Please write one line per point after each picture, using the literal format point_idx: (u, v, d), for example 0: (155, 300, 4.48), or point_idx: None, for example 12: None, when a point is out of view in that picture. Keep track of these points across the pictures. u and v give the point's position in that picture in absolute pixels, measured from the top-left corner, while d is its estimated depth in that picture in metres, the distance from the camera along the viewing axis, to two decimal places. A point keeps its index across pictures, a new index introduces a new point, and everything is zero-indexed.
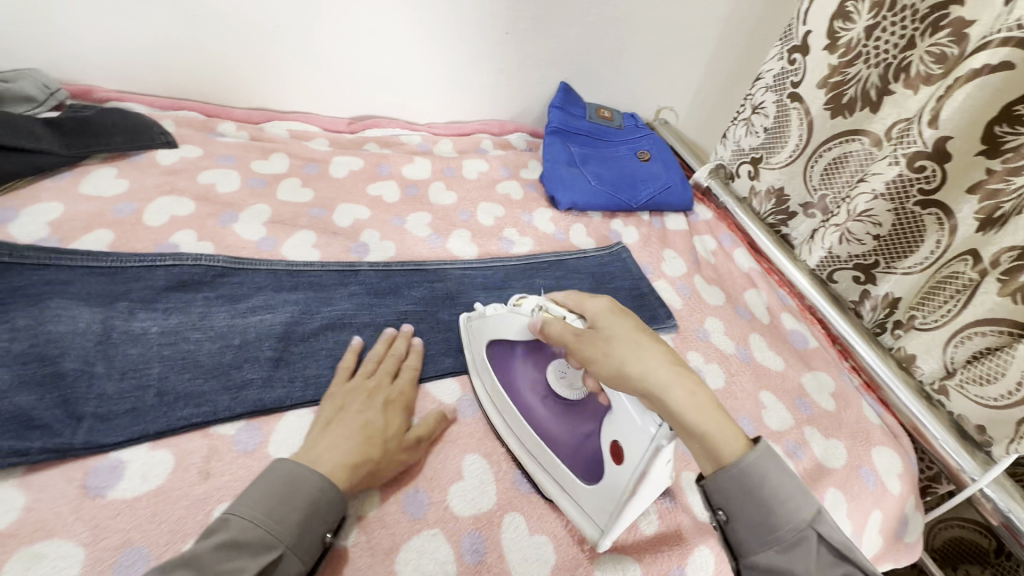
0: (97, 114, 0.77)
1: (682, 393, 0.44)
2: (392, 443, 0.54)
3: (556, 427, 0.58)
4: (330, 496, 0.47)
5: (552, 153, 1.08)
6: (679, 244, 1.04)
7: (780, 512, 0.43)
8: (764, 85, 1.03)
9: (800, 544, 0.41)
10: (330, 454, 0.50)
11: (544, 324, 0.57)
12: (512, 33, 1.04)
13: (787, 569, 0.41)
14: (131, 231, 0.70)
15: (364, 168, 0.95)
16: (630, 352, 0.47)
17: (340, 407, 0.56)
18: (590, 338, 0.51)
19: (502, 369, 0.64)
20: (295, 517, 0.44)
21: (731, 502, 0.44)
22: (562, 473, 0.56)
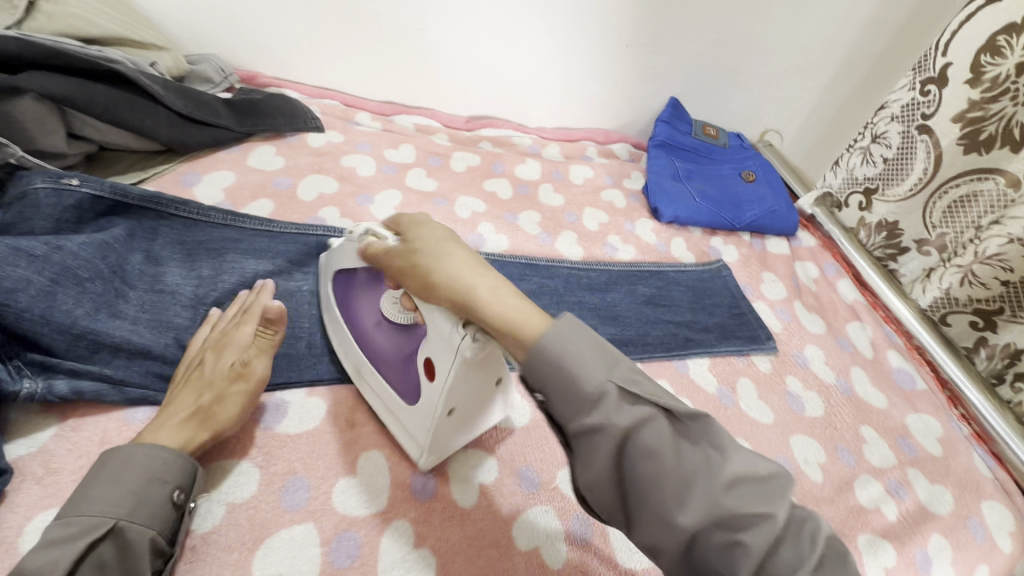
0: (266, 98, 0.87)
1: (490, 287, 0.45)
2: (218, 382, 0.52)
3: (385, 346, 0.57)
4: (161, 457, 0.46)
5: (656, 166, 1.10)
6: (780, 268, 1.02)
7: (582, 372, 0.40)
8: (889, 114, 1.00)
9: (607, 396, 0.40)
10: (155, 424, 0.49)
11: (367, 247, 0.54)
12: (631, 46, 1.07)
13: (598, 421, 0.39)
14: (287, 203, 0.80)
15: (481, 165, 1.01)
16: (434, 250, 0.48)
17: (177, 379, 0.54)
18: (407, 250, 0.50)
19: (346, 306, 0.61)
20: (123, 491, 0.44)
21: (543, 377, 0.41)
22: (394, 400, 0.56)
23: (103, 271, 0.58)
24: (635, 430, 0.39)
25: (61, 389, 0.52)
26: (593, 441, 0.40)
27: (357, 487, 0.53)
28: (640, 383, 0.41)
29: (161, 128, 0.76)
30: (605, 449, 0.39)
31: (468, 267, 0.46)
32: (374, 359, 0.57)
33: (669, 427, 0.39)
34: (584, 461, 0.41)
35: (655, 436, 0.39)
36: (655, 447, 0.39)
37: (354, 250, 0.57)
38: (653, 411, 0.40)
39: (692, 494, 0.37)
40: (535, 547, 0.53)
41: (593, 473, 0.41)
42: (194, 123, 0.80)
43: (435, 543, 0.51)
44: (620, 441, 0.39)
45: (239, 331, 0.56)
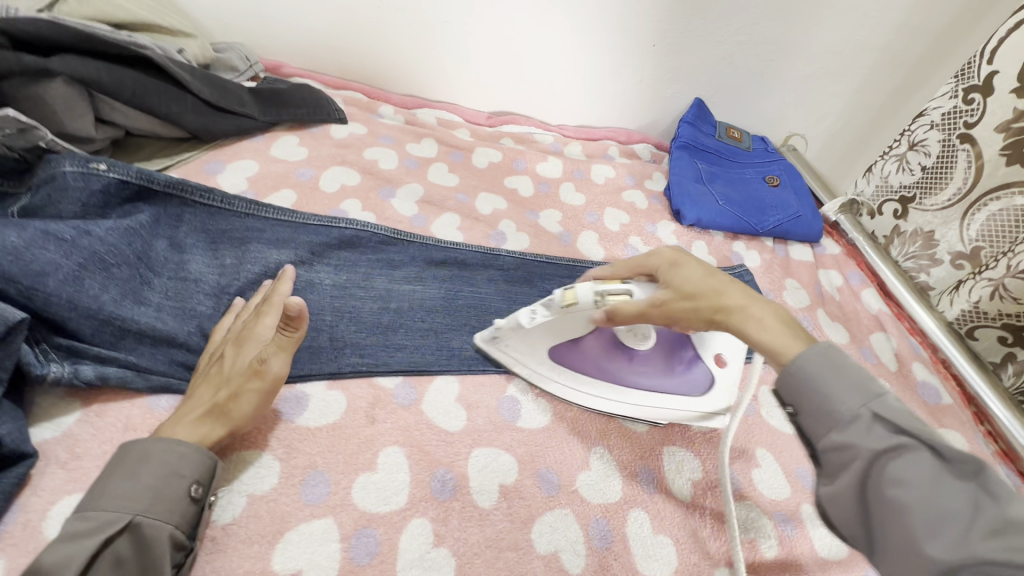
0: (291, 88, 0.87)
1: (766, 306, 0.51)
2: (234, 380, 0.51)
3: (635, 366, 0.63)
4: (178, 451, 0.46)
5: (680, 167, 1.09)
6: (804, 275, 1.01)
7: (840, 394, 0.44)
8: (927, 122, 0.98)
9: (862, 419, 0.43)
10: (175, 418, 0.49)
11: (614, 309, 0.56)
12: (658, 45, 1.06)
13: (844, 440, 0.43)
14: (310, 194, 0.79)
15: (502, 162, 1.00)
16: (700, 280, 0.54)
17: (199, 371, 0.54)
18: (682, 281, 0.55)
19: (572, 355, 0.63)
20: (142, 486, 0.44)
21: (798, 393, 0.46)
22: (677, 412, 0.64)
23: (129, 258, 0.58)
24: (890, 455, 0.41)
25: (86, 373, 0.51)
26: (843, 463, 0.43)
27: (377, 484, 0.52)
28: (908, 417, 0.42)
29: (187, 115, 0.76)
30: (855, 474, 0.43)
31: (750, 289, 0.53)
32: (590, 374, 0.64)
33: (931, 462, 0.40)
34: (833, 476, 0.44)
35: (911, 465, 0.40)
36: (906, 476, 0.40)
37: (573, 316, 0.59)
38: (913, 442, 0.41)
39: (947, 529, 0.37)
40: (555, 551, 0.52)
41: (836, 487, 0.44)
42: (219, 112, 0.79)
43: (455, 543, 0.50)
44: (873, 462, 0.42)
45: (262, 323, 0.55)
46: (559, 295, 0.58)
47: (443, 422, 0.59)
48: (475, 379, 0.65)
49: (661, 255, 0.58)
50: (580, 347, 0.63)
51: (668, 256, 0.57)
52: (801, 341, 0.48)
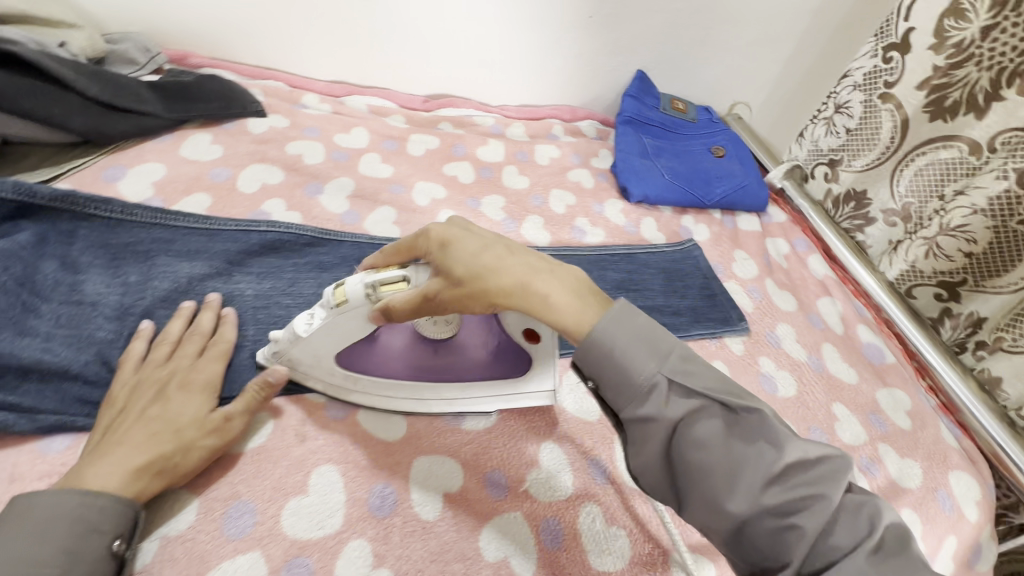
0: (198, 80, 0.79)
1: (541, 275, 0.47)
2: (187, 431, 0.47)
3: (453, 350, 0.58)
4: (95, 508, 0.42)
5: (624, 143, 1.07)
6: (751, 245, 1.01)
7: (633, 368, 0.44)
8: (852, 83, 0.98)
9: (658, 386, 0.44)
10: (104, 465, 0.44)
11: (390, 302, 0.49)
12: (594, 17, 1.02)
13: (647, 411, 0.44)
14: (226, 197, 0.73)
15: (440, 148, 0.95)
16: (472, 258, 0.46)
17: (122, 408, 0.49)
18: (451, 265, 0.46)
19: (368, 355, 0.57)
20: (55, 546, 0.39)
21: (597, 369, 0.46)
22: (496, 385, 0.58)
23: (7, 285, 0.54)
24: (688, 419, 0.43)
25: None
26: (649, 433, 0.45)
27: (311, 507, 0.49)
28: (688, 373, 0.45)
29: (73, 116, 0.68)
30: (659, 440, 0.44)
31: (521, 257, 0.48)
32: (437, 378, 0.58)
33: (720, 418, 0.43)
34: (640, 446, 0.45)
35: (708, 427, 0.43)
36: (708, 440, 0.42)
37: (351, 315, 0.51)
38: (706, 402, 0.44)
39: (740, 481, 0.41)
40: (504, 557, 0.50)
41: (646, 456, 0.45)
42: (113, 111, 0.72)
43: (397, 561, 0.48)
44: (670, 429, 0.44)
45: (210, 371, 0.53)
46: (332, 294, 0.51)
47: (381, 432, 0.56)
48: None
49: (430, 234, 0.49)
50: (375, 342, 0.57)
51: (433, 237, 0.49)
52: (595, 311, 0.47)
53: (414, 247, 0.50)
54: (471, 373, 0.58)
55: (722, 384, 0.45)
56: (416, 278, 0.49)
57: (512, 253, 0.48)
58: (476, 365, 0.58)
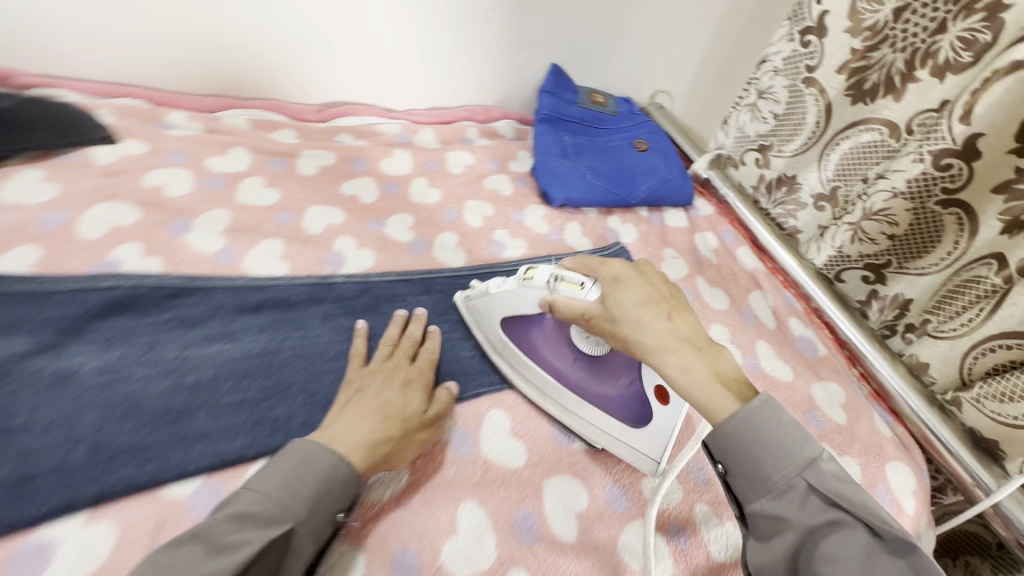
0: (20, 104, 0.66)
1: (681, 351, 0.50)
2: (411, 422, 0.54)
3: (583, 381, 0.62)
4: (344, 474, 0.47)
5: (543, 144, 1.00)
6: (680, 243, 0.97)
7: (777, 463, 0.45)
8: (772, 68, 0.96)
9: (795, 488, 0.44)
10: (347, 434, 0.50)
11: (557, 301, 0.59)
12: (498, 9, 0.94)
13: (778, 511, 0.44)
14: (61, 247, 0.61)
15: (337, 164, 0.85)
16: (632, 306, 0.53)
17: (357, 387, 0.55)
18: (614, 300, 0.54)
19: (523, 335, 0.65)
20: (305, 492, 0.45)
21: (730, 456, 0.47)
22: (617, 427, 0.60)
23: None
24: (825, 531, 0.42)
25: None
26: (775, 530, 0.45)
27: None
28: (838, 488, 0.43)
29: None
30: (786, 543, 0.44)
31: (681, 325, 0.52)
32: (569, 390, 0.62)
33: (865, 539, 0.41)
34: (759, 545, 0.45)
35: (847, 540, 0.41)
36: (839, 554, 0.41)
37: (530, 294, 0.63)
38: (849, 519, 0.42)
39: None
40: None
41: (765, 556, 0.44)
42: None
43: None
44: (803, 535, 0.43)
45: (403, 370, 0.59)
46: (523, 270, 0.64)
47: None
48: None
49: (612, 267, 0.58)
50: (539, 324, 0.65)
51: (612, 272, 0.57)
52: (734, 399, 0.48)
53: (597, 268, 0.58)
54: (594, 394, 0.61)
55: (865, 498, 0.43)
56: (589, 289, 0.57)
57: (674, 313, 0.53)
58: (609, 394, 0.61)
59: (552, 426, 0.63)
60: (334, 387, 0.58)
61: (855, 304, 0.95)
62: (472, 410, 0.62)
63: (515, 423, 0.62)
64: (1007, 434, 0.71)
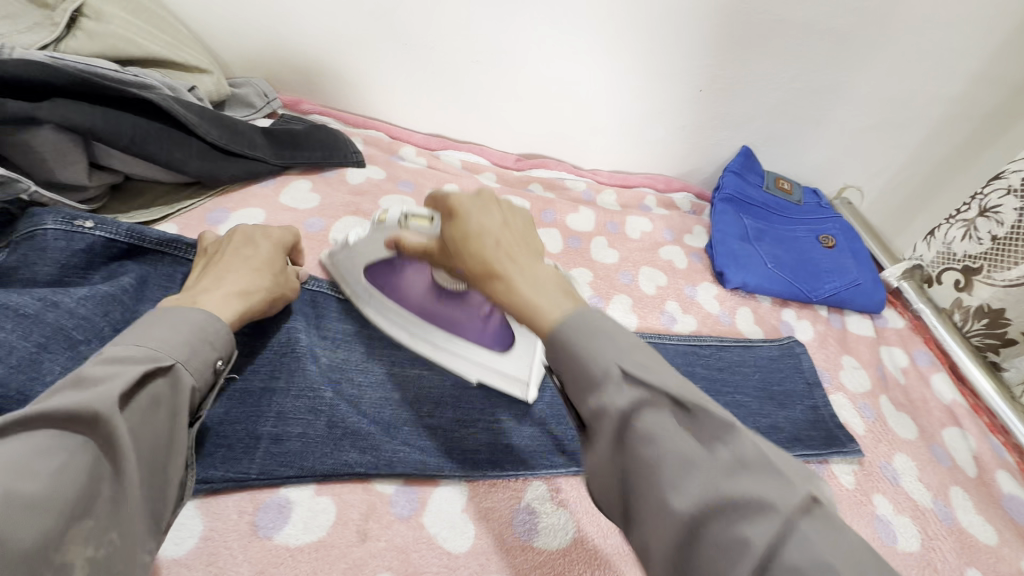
0: (307, 130, 0.81)
1: (550, 292, 0.44)
2: (277, 276, 0.59)
3: (448, 316, 0.63)
4: (216, 327, 0.50)
5: (723, 224, 1.00)
6: (863, 352, 0.89)
7: (593, 351, 0.40)
8: (1003, 187, 0.86)
9: (612, 377, 0.39)
10: (213, 288, 0.54)
11: (404, 235, 0.58)
12: (706, 90, 0.97)
13: (597, 400, 0.39)
14: (317, 249, 0.73)
15: (529, 212, 0.92)
16: (470, 235, 0.49)
17: (217, 263, 0.58)
18: (452, 229, 0.51)
19: (390, 279, 0.64)
20: (179, 339, 0.47)
21: (559, 358, 0.42)
22: (488, 354, 0.63)
23: (104, 331, 0.54)
24: (636, 410, 0.38)
25: None
26: (596, 424, 0.39)
27: None
28: (651, 367, 0.39)
29: (191, 160, 0.69)
30: (609, 435, 0.38)
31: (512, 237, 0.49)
32: (433, 323, 0.64)
33: (673, 415, 0.38)
34: (593, 444, 0.40)
35: (658, 419, 0.38)
36: (655, 432, 0.37)
37: (386, 234, 0.61)
38: (658, 397, 0.38)
39: (688, 479, 0.35)
40: None
41: (597, 456, 0.39)
42: (227, 155, 0.73)
43: None
44: (621, 421, 0.38)
45: (267, 249, 0.61)
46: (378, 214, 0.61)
47: (449, 541, 0.51)
48: (487, 483, 0.56)
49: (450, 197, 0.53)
50: (399, 273, 0.64)
51: (450, 203, 0.52)
52: (571, 304, 0.44)
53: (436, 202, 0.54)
54: (463, 328, 0.63)
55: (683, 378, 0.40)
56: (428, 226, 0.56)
57: (516, 250, 0.47)
58: (475, 328, 0.63)
59: None
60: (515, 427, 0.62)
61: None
62: None
63: None
64: None
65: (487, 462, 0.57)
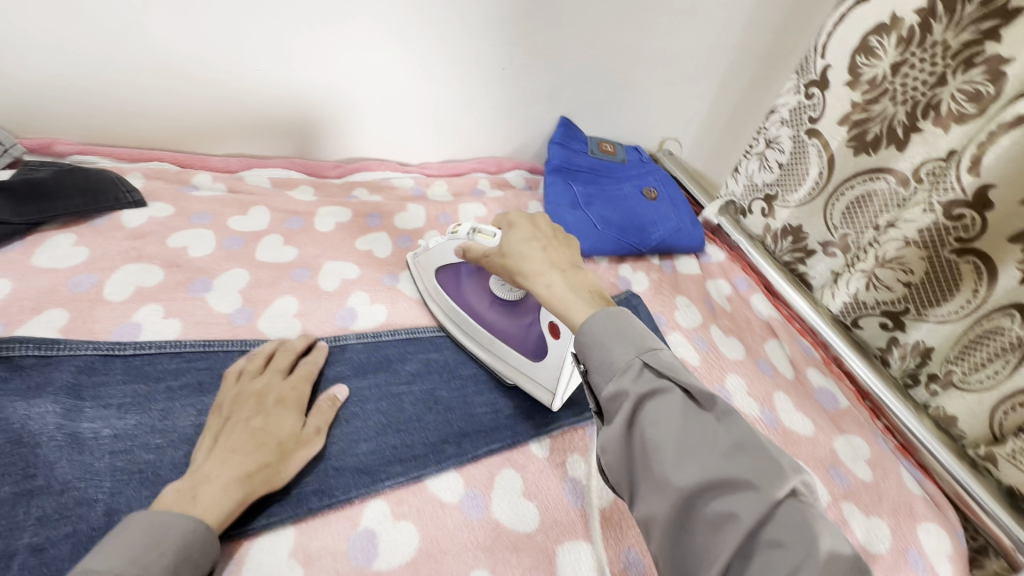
0: (55, 175, 0.70)
1: (558, 288, 0.54)
2: (286, 443, 0.54)
3: (502, 325, 0.70)
4: (201, 539, 0.45)
5: (553, 195, 1.03)
6: (693, 290, 0.97)
7: (616, 350, 0.47)
8: (779, 119, 0.97)
9: (633, 368, 0.46)
10: (219, 471, 0.49)
11: (469, 247, 0.66)
12: (508, 68, 0.98)
13: (618, 388, 0.46)
14: (88, 309, 0.64)
15: (352, 220, 0.88)
16: (521, 249, 0.59)
17: (227, 416, 0.54)
18: (508, 242, 0.61)
19: (453, 282, 0.75)
20: (161, 564, 0.42)
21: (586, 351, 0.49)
22: (522, 361, 0.69)
23: None
24: (649, 398, 0.44)
25: None
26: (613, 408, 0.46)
27: None
28: (661, 359, 0.46)
29: None
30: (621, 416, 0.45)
31: (564, 263, 0.57)
32: (493, 331, 0.71)
33: (682, 404, 0.43)
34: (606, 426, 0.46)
35: (665, 406, 0.44)
36: (660, 417, 0.43)
37: (456, 244, 0.70)
38: (670, 384, 0.45)
39: (691, 455, 0.41)
40: None
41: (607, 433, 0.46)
42: None
43: None
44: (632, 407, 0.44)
45: (286, 417, 0.56)
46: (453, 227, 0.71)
47: None
48: (315, 521, 0.54)
49: (510, 216, 0.63)
50: (461, 274, 0.74)
51: (509, 218, 0.63)
52: (602, 310, 0.51)
53: (502, 219, 0.63)
54: (510, 337, 0.70)
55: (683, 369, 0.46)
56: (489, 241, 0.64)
57: (552, 245, 0.59)
58: (521, 342, 0.69)
59: (564, 484, 0.62)
60: (346, 453, 0.59)
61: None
62: (484, 470, 0.62)
63: (527, 483, 0.61)
64: None
65: (312, 499, 0.54)
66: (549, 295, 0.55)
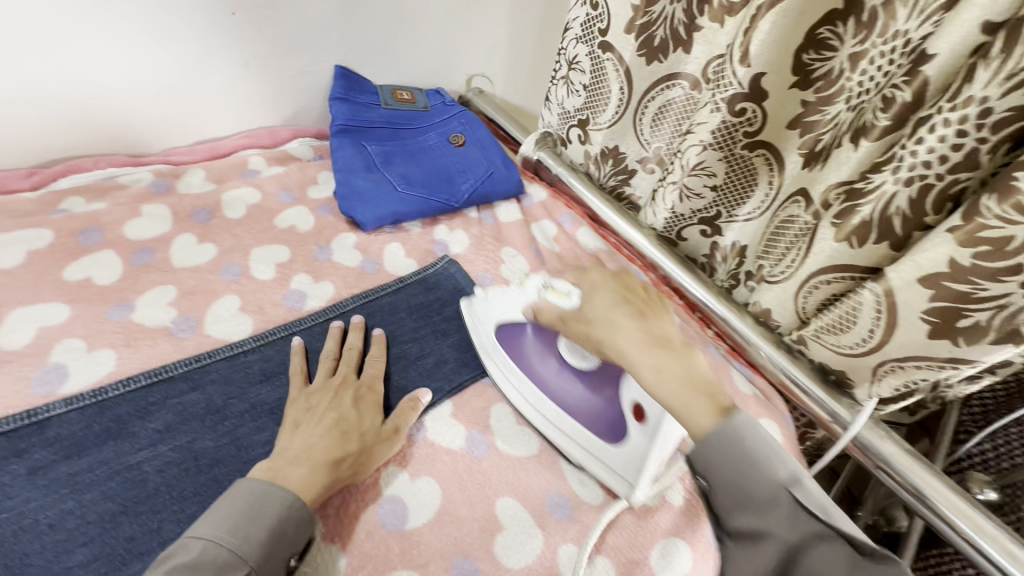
0: None
1: (643, 359, 0.51)
2: (369, 434, 0.55)
3: (573, 400, 0.62)
4: (300, 516, 0.47)
5: (343, 160, 0.86)
6: (517, 238, 0.89)
7: (756, 477, 0.43)
8: (573, 36, 0.89)
9: (779, 503, 0.42)
10: (305, 454, 0.51)
11: (539, 308, 0.61)
12: (243, 11, 0.78)
13: (752, 525, 0.42)
14: None
15: (56, 242, 0.66)
16: (606, 310, 0.56)
17: (307, 408, 0.56)
18: (587, 306, 0.57)
19: (512, 334, 0.66)
20: (261, 537, 0.44)
21: (711, 467, 0.45)
22: (595, 443, 0.60)
23: None
24: (808, 545, 0.39)
25: None
26: (755, 551, 0.41)
27: None
28: (760, 475, 0.43)
29: None
30: (769, 558, 0.41)
31: (651, 324, 0.54)
32: (559, 407, 0.62)
33: (847, 555, 0.38)
34: (742, 558, 0.42)
35: (767, 551, 0.41)
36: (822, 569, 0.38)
37: (522, 299, 0.64)
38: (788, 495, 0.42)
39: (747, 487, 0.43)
40: None
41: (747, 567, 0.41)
42: None
43: None
44: (784, 552, 0.40)
45: (372, 418, 0.57)
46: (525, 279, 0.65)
47: None
48: None
49: (591, 275, 0.60)
50: (523, 331, 0.65)
51: (591, 279, 0.59)
52: (716, 409, 0.47)
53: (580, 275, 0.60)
54: (575, 412, 0.62)
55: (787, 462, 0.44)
56: (565, 303, 0.59)
57: (647, 313, 0.55)
58: (588, 392, 0.61)
59: (381, 507, 0.54)
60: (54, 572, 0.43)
61: (913, 380, 0.65)
62: None
63: (331, 522, 0.52)
64: (849, 363, 0.70)
65: None
66: (610, 350, 0.54)
